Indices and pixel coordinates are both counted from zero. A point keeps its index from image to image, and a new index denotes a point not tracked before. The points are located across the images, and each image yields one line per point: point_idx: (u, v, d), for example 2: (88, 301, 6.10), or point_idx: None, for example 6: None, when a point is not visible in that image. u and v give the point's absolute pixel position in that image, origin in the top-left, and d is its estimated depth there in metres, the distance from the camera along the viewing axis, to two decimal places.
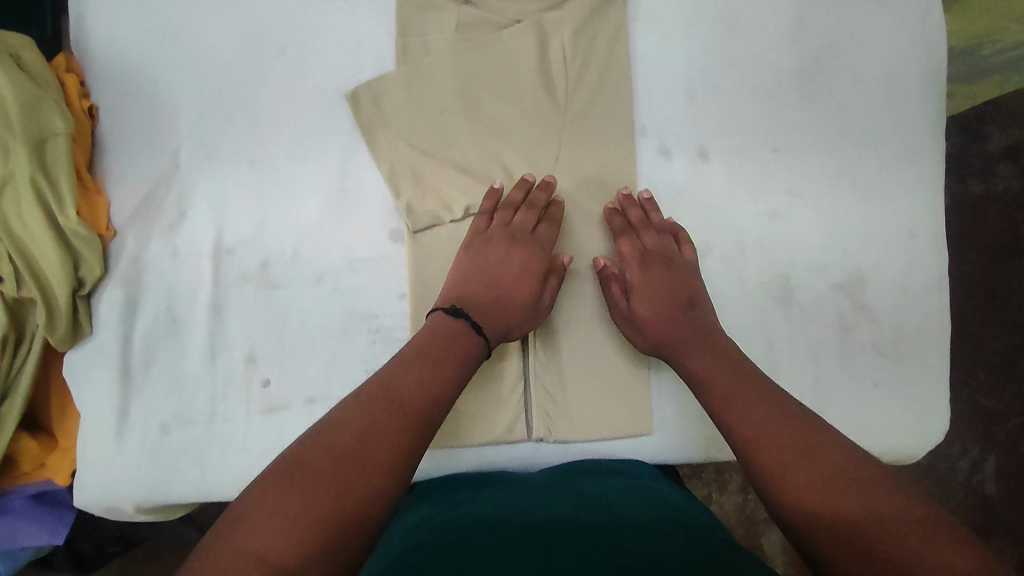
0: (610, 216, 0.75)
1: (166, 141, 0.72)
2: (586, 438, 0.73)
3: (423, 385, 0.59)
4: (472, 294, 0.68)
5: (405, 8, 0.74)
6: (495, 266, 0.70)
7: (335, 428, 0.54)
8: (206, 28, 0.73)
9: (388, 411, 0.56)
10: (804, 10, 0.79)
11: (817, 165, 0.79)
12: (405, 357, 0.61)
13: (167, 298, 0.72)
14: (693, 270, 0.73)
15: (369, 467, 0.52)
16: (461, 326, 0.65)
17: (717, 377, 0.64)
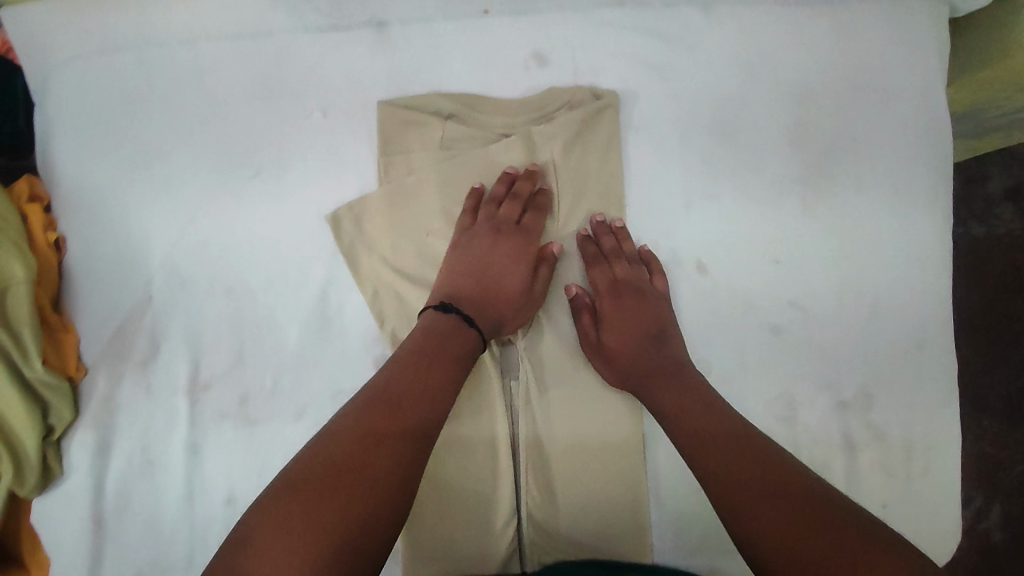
0: (582, 244, 0.74)
1: (137, 272, 0.69)
2: (576, 485, 0.69)
3: (419, 394, 0.59)
4: (461, 290, 0.69)
5: (385, 124, 0.70)
6: (483, 259, 0.71)
7: (332, 437, 0.55)
8: (177, 153, 0.69)
9: (384, 415, 0.57)
10: (805, 113, 0.75)
11: (821, 277, 0.76)
12: (402, 360, 0.62)
13: (142, 440, 0.68)
14: (662, 302, 0.71)
15: (366, 476, 0.53)
16: (455, 320, 0.66)
17: (684, 399, 0.65)
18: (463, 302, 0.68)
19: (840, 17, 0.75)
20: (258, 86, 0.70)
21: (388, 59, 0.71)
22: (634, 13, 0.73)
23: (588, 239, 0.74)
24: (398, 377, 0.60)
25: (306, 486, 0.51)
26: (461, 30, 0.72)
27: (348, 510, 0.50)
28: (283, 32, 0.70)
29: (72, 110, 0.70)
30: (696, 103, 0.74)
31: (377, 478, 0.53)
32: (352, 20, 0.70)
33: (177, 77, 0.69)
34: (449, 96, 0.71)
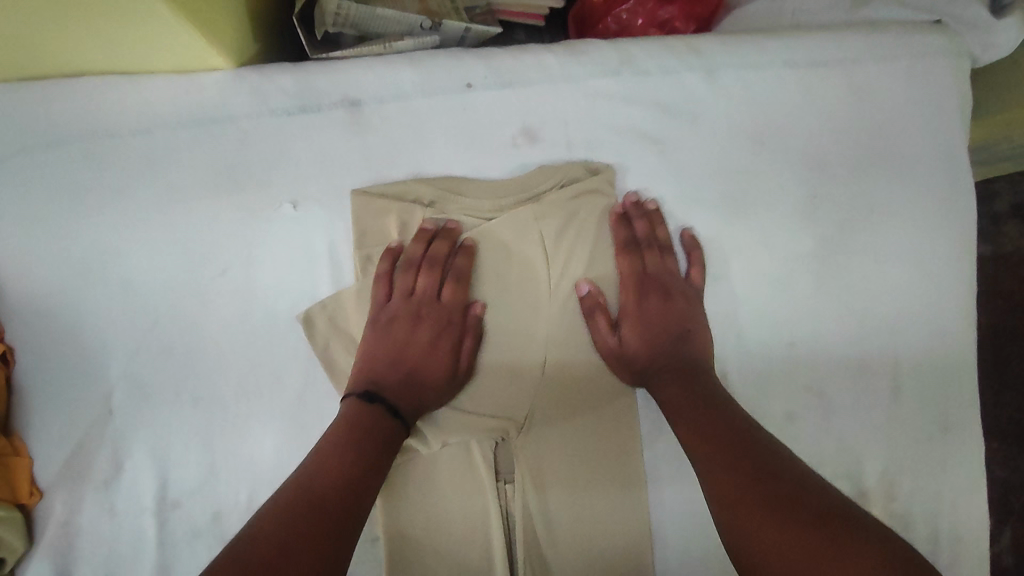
0: (615, 227, 0.68)
1: (97, 382, 0.62)
2: (574, 487, 0.65)
3: (365, 461, 0.56)
4: (383, 376, 0.62)
5: (360, 215, 0.64)
6: (406, 334, 0.64)
7: (269, 514, 0.49)
8: (136, 248, 0.63)
9: (324, 489, 0.52)
10: (814, 182, 0.70)
11: (840, 356, 0.70)
12: (337, 431, 0.57)
13: (105, 565, 0.61)
14: (695, 300, 0.68)
15: (307, 550, 0.47)
16: (377, 412, 0.59)
17: (690, 414, 0.60)
18: (390, 392, 0.61)
19: (851, 81, 0.71)
20: (224, 175, 0.63)
21: (364, 142, 0.65)
22: (631, 83, 0.68)
23: (622, 218, 0.68)
24: (341, 445, 0.56)
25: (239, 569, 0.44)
26: (442, 108, 0.66)
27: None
28: (245, 116, 0.63)
29: (14, 205, 0.63)
30: (701, 179, 0.70)
31: (318, 554, 0.47)
32: (323, 99, 0.64)
33: (133, 168, 0.63)
34: (429, 181, 0.66)
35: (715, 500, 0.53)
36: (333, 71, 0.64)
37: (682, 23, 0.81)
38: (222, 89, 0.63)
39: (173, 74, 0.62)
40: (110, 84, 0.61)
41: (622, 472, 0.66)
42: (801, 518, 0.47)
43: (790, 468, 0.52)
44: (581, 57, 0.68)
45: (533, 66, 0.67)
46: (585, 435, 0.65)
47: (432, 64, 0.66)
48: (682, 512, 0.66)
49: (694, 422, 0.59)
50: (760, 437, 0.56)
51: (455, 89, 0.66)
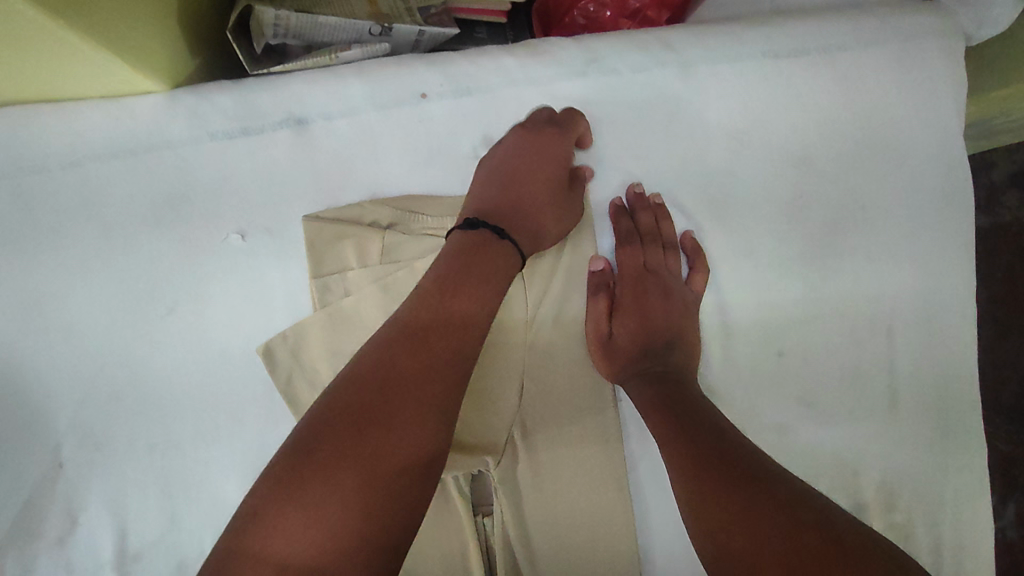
0: (616, 217, 0.65)
1: (43, 435, 0.58)
2: (556, 510, 0.61)
3: (452, 328, 0.51)
4: (493, 204, 0.61)
5: (315, 242, 0.60)
6: (519, 173, 0.63)
7: (352, 382, 0.45)
8: (78, 289, 0.59)
9: (417, 354, 0.48)
10: (798, 177, 0.66)
11: (834, 363, 0.66)
12: (421, 296, 0.52)
13: None
14: (693, 305, 0.64)
15: (404, 420, 0.44)
16: (484, 236, 0.57)
17: (665, 410, 0.55)
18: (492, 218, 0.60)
19: (836, 69, 0.66)
20: (165, 208, 0.60)
21: (313, 163, 0.61)
22: (596, 83, 0.64)
23: (622, 210, 0.65)
24: (425, 313, 0.50)
25: (331, 446, 0.42)
26: (396, 122, 0.62)
27: (388, 466, 0.42)
28: (184, 142, 0.59)
29: None
30: (677, 182, 0.65)
31: (412, 430, 0.44)
32: (266, 120, 0.60)
33: (66, 204, 0.58)
34: (388, 204, 0.61)
35: (692, 506, 0.48)
36: (276, 89, 0.61)
37: (655, 12, 0.78)
38: (157, 115, 0.59)
39: (101, 100, 0.58)
40: (32, 113, 0.57)
41: (608, 503, 0.62)
42: (777, 498, 0.45)
43: (765, 465, 0.48)
44: (543, 58, 0.64)
45: (492, 70, 0.63)
46: (569, 466, 0.62)
47: (382, 74, 0.62)
48: (668, 541, 0.62)
49: (676, 445, 0.52)
50: (750, 454, 0.50)
51: (408, 100, 0.62)
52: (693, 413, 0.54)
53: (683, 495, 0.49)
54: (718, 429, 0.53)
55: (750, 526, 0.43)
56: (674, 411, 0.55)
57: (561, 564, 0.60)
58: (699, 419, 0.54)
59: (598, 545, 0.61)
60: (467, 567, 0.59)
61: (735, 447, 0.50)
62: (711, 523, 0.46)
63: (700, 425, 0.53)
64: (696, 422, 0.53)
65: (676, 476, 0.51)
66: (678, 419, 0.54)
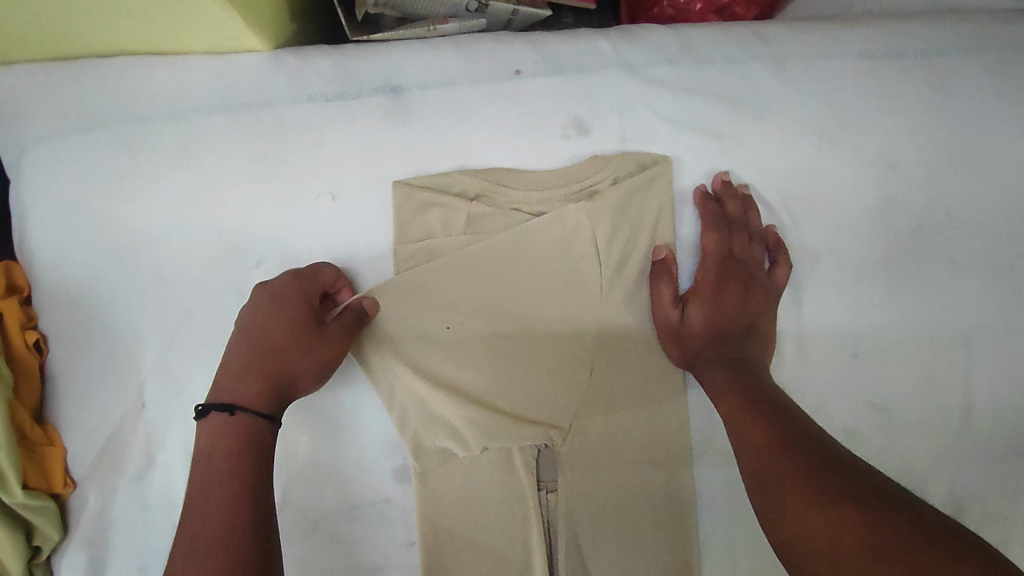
0: (703, 203, 0.63)
1: (131, 374, 0.61)
2: (620, 486, 0.61)
3: (253, 354, 0.54)
4: (252, 369, 0.53)
5: (404, 209, 0.61)
6: (257, 336, 0.55)
7: (215, 422, 0.50)
8: (170, 237, 0.61)
9: (239, 378, 0.52)
10: (883, 179, 0.65)
11: (906, 372, 0.65)
12: (243, 332, 0.55)
13: (137, 558, 0.60)
14: (772, 296, 0.63)
15: (218, 461, 0.48)
16: (224, 417, 0.50)
17: (741, 399, 0.55)
18: (256, 391, 0.52)
19: (931, 74, 0.65)
20: (258, 164, 0.61)
21: (406, 130, 0.62)
22: (690, 71, 0.64)
23: (710, 197, 0.64)
24: (241, 345, 0.54)
25: (201, 486, 0.46)
26: (490, 95, 0.62)
27: (212, 495, 0.46)
28: (282, 102, 0.61)
29: (52, 191, 0.62)
30: (763, 176, 0.65)
31: (239, 457, 0.48)
32: (363, 85, 0.62)
33: (168, 153, 0.61)
34: (477, 174, 0.62)
35: (760, 487, 0.48)
36: (375, 57, 0.62)
37: (743, 8, 0.76)
38: (260, 74, 0.61)
39: (208, 56, 0.61)
40: (147, 67, 0.61)
41: (671, 490, 0.62)
42: (850, 479, 0.44)
43: (838, 450, 0.48)
44: (638, 43, 0.64)
45: (587, 52, 0.63)
46: (634, 445, 0.62)
47: (478, 50, 0.63)
48: (729, 537, 0.62)
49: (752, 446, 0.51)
50: (832, 448, 0.48)
51: (502, 75, 0.62)
52: (771, 401, 0.54)
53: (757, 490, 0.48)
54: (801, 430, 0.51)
55: (819, 498, 0.44)
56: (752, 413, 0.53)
57: (621, 539, 0.61)
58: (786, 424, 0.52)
59: (660, 525, 0.61)
60: (530, 533, 0.60)
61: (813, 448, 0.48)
62: (783, 519, 0.45)
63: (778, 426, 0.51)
64: (774, 408, 0.53)
65: (751, 474, 0.50)
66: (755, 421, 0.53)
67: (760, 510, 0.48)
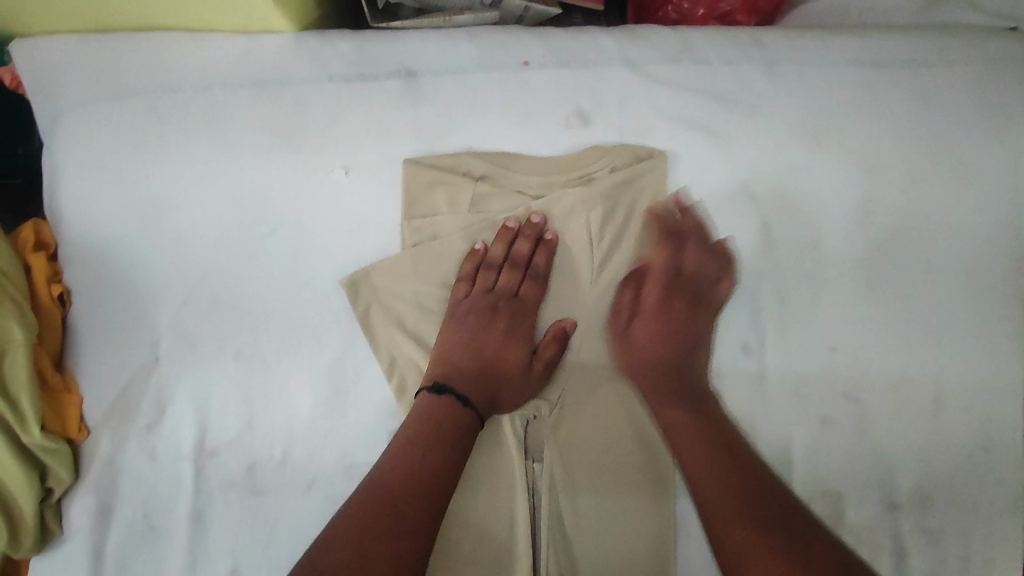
0: (652, 225, 0.67)
1: (147, 329, 0.64)
2: (603, 459, 0.64)
3: (500, 351, 0.64)
4: (453, 365, 0.63)
5: (411, 186, 0.65)
6: (467, 334, 0.64)
7: (423, 413, 0.59)
8: (191, 202, 0.65)
9: (479, 373, 0.63)
10: (867, 181, 0.69)
11: (881, 365, 0.68)
12: (465, 317, 0.65)
13: (143, 505, 0.63)
14: (716, 312, 0.67)
15: (439, 453, 0.57)
16: (450, 403, 0.60)
17: (688, 437, 0.60)
18: (460, 381, 0.62)
19: (916, 84, 0.69)
20: (278, 138, 0.65)
21: (418, 112, 0.65)
22: (689, 70, 0.68)
23: (664, 217, 0.67)
24: (469, 335, 0.64)
25: (387, 494, 0.54)
26: (498, 83, 0.66)
27: (403, 484, 0.55)
28: (305, 81, 0.65)
29: (80, 154, 0.65)
30: (755, 172, 0.68)
31: (433, 449, 0.57)
32: (380, 69, 0.66)
33: (193, 123, 0.65)
34: (482, 156, 0.65)
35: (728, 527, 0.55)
36: (393, 42, 0.66)
37: (743, 17, 0.79)
38: (285, 52, 0.65)
39: (237, 34, 0.65)
40: (178, 42, 0.65)
41: (653, 466, 0.64)
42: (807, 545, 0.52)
43: (799, 516, 0.55)
44: (640, 42, 0.68)
45: (592, 47, 0.67)
46: (617, 420, 0.64)
47: (490, 40, 0.66)
48: None
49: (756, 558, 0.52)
50: (789, 509, 0.56)
51: (511, 66, 0.66)
52: (735, 451, 0.60)
53: None
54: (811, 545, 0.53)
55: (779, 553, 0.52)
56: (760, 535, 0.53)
57: (603, 510, 0.64)
58: (794, 527, 0.54)
59: (640, 499, 0.64)
60: (513, 498, 0.63)
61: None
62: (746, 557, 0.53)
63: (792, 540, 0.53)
64: (745, 460, 0.59)
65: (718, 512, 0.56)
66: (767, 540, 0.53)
67: (720, 550, 0.55)
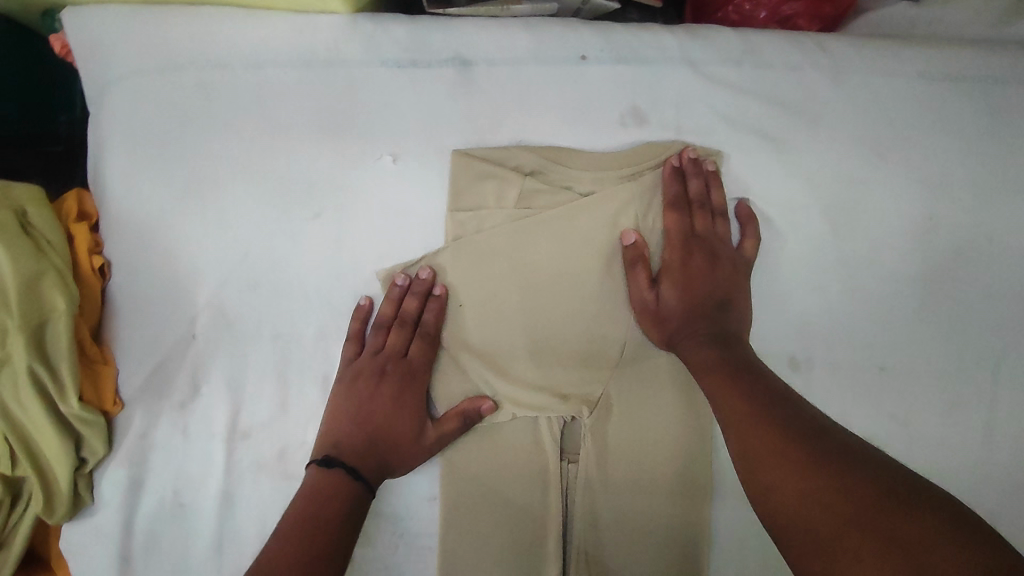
0: (668, 181, 0.63)
1: (186, 306, 0.64)
2: (639, 465, 0.63)
3: (383, 416, 0.60)
4: (344, 436, 0.60)
5: (459, 178, 0.63)
6: (344, 402, 0.61)
7: (309, 490, 0.55)
8: (235, 181, 0.64)
9: (363, 443, 0.59)
10: (929, 199, 0.66)
11: (930, 390, 0.66)
12: (354, 384, 0.61)
13: (173, 482, 0.63)
14: (742, 271, 0.63)
15: (318, 522, 0.53)
16: (340, 476, 0.56)
17: (717, 376, 0.56)
18: (352, 453, 0.59)
19: (988, 101, 0.66)
20: (327, 121, 0.64)
21: (470, 102, 0.64)
22: (751, 74, 0.66)
23: (676, 173, 0.63)
24: (357, 404, 0.61)
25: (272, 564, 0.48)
26: (554, 77, 0.64)
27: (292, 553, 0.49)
28: (356, 64, 0.64)
29: (128, 126, 0.65)
30: (813, 183, 0.66)
31: (319, 522, 0.53)
32: (434, 56, 0.64)
33: (242, 100, 0.64)
34: (533, 150, 0.64)
35: (746, 461, 0.50)
36: (449, 30, 0.65)
37: (806, 22, 0.76)
38: (338, 34, 0.64)
39: (291, 12, 0.64)
40: (232, 17, 0.64)
41: (690, 474, 0.63)
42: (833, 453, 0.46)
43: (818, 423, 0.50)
44: (703, 42, 0.66)
45: (653, 45, 0.65)
46: (655, 426, 0.63)
47: (548, 32, 0.65)
48: (740, 528, 0.63)
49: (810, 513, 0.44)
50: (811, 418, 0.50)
51: (568, 60, 0.65)
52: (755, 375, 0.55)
53: (799, 530, 0.44)
54: (873, 474, 0.44)
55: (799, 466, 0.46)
56: (805, 476, 0.45)
57: (638, 515, 0.63)
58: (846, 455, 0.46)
59: (676, 506, 0.63)
60: (547, 498, 0.63)
61: (911, 511, 0.41)
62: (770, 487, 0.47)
63: (847, 477, 0.44)
64: (760, 380, 0.55)
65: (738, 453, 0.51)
66: (815, 481, 0.45)
67: (748, 489, 0.50)
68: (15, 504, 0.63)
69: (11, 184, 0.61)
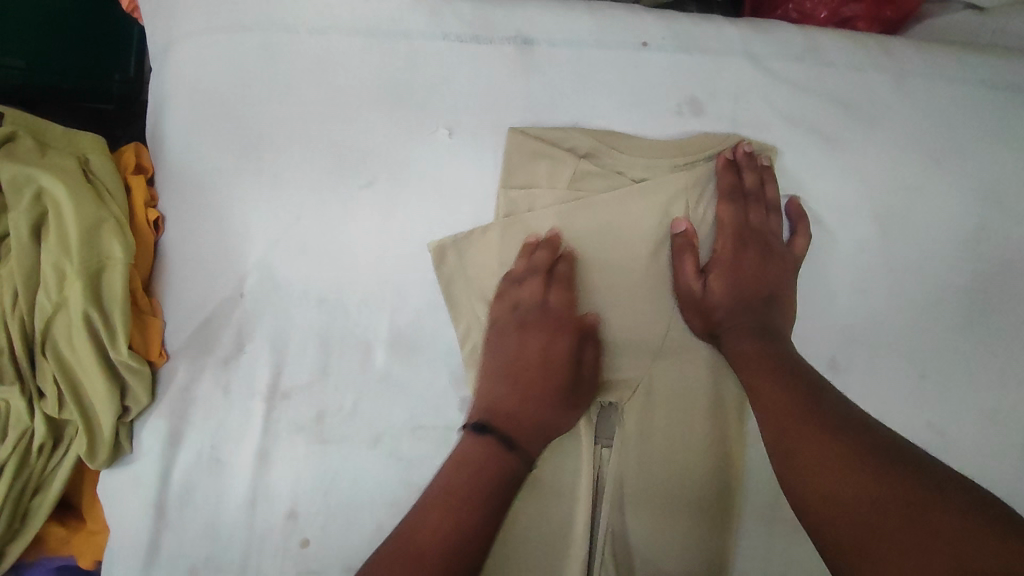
0: (723, 171, 0.63)
1: (235, 264, 0.64)
2: (671, 452, 0.62)
3: (486, 461, 0.57)
4: (447, 482, 0.56)
5: (513, 156, 0.64)
6: (471, 445, 0.58)
7: (397, 548, 0.52)
8: (292, 144, 0.65)
9: (463, 483, 0.56)
10: (982, 208, 0.66)
11: (971, 400, 0.65)
12: (485, 430, 0.58)
13: (211, 438, 0.63)
14: (791, 268, 0.63)
15: None
16: (434, 521, 0.53)
17: (761, 371, 0.56)
18: (448, 495, 0.55)
19: None
20: (386, 91, 0.65)
21: (529, 81, 0.65)
22: (810, 71, 0.66)
23: (730, 165, 0.64)
24: (473, 447, 0.58)
25: None
26: (613, 62, 0.65)
27: None
28: (419, 36, 0.65)
29: (190, 82, 0.65)
30: (867, 185, 0.65)
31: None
32: (497, 33, 0.65)
33: (305, 65, 0.65)
34: (589, 133, 0.64)
35: (783, 458, 0.50)
36: (513, 9, 0.65)
37: (866, 24, 0.76)
38: (404, 7, 0.65)
39: None
40: None
41: (718, 463, 0.63)
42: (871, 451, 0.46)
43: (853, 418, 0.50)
44: (764, 36, 0.66)
45: (715, 36, 0.65)
46: (688, 413, 0.62)
47: (611, 18, 0.65)
48: (769, 524, 0.63)
49: (850, 511, 0.44)
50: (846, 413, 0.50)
51: (629, 46, 0.65)
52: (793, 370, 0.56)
53: (836, 528, 0.44)
54: (910, 469, 0.44)
55: (837, 465, 0.46)
56: (842, 473, 0.45)
57: (667, 501, 0.62)
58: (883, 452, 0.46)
59: (705, 493, 0.62)
60: (578, 477, 0.62)
61: (949, 504, 0.41)
62: (806, 487, 0.47)
63: (884, 472, 0.44)
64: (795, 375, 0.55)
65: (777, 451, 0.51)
66: (853, 478, 0.45)
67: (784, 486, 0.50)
68: (55, 448, 0.64)
69: (79, 136, 0.65)
